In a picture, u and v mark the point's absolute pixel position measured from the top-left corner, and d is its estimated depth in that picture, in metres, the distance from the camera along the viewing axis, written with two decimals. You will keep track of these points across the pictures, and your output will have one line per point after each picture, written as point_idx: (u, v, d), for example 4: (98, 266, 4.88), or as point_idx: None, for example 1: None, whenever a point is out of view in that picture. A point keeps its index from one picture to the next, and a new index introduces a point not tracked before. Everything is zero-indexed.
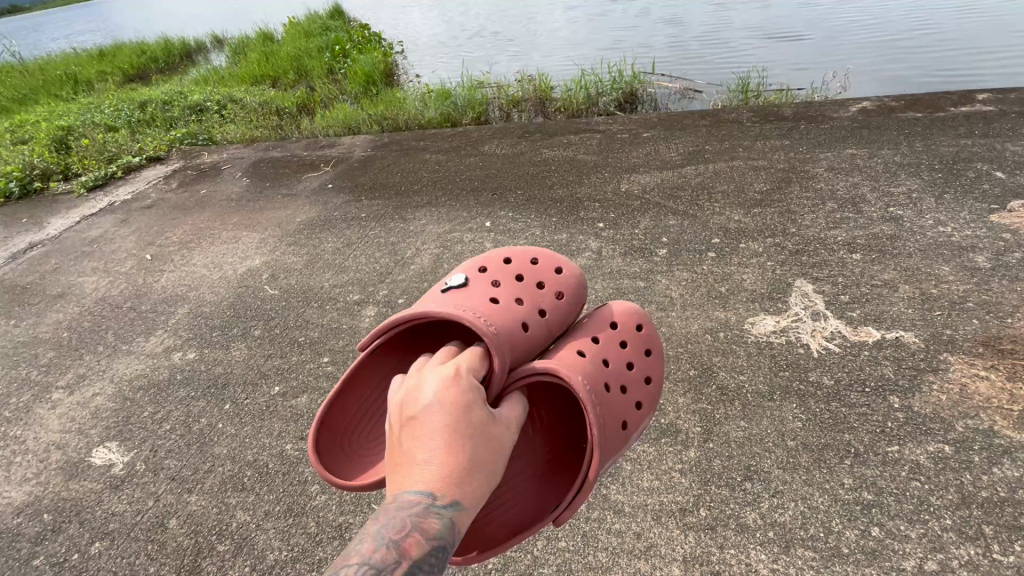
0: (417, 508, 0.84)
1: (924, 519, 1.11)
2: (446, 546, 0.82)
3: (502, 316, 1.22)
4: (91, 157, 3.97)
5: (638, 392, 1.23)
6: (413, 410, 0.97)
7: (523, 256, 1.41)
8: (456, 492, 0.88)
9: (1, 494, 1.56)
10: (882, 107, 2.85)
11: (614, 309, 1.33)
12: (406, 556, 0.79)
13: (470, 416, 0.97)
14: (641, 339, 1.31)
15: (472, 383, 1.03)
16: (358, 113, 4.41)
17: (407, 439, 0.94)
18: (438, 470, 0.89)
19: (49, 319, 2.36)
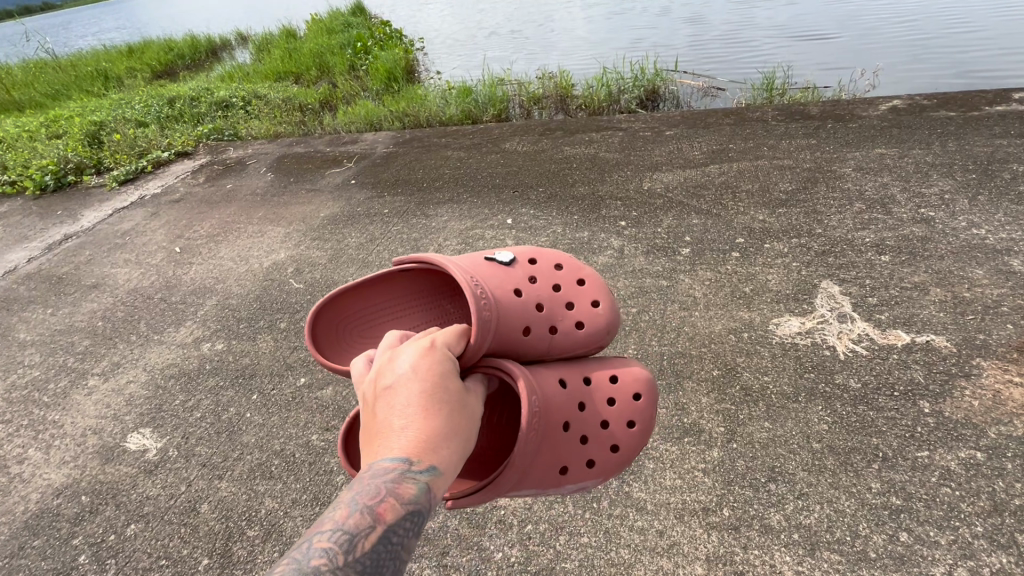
0: (393, 475, 0.86)
1: (954, 525, 1.10)
2: (422, 510, 0.85)
3: (514, 312, 1.24)
4: (122, 151, 4.08)
5: (599, 453, 1.19)
6: (388, 380, 0.99)
7: (574, 271, 1.39)
8: (432, 457, 0.90)
9: (41, 476, 1.63)
10: (913, 105, 2.79)
11: (631, 373, 1.26)
12: (381, 522, 0.82)
13: (444, 385, 0.99)
14: (634, 410, 1.23)
15: (445, 356, 1.06)
16: (380, 110, 4.45)
17: (382, 409, 0.97)
18: (414, 437, 0.91)
19: (84, 309, 2.44)
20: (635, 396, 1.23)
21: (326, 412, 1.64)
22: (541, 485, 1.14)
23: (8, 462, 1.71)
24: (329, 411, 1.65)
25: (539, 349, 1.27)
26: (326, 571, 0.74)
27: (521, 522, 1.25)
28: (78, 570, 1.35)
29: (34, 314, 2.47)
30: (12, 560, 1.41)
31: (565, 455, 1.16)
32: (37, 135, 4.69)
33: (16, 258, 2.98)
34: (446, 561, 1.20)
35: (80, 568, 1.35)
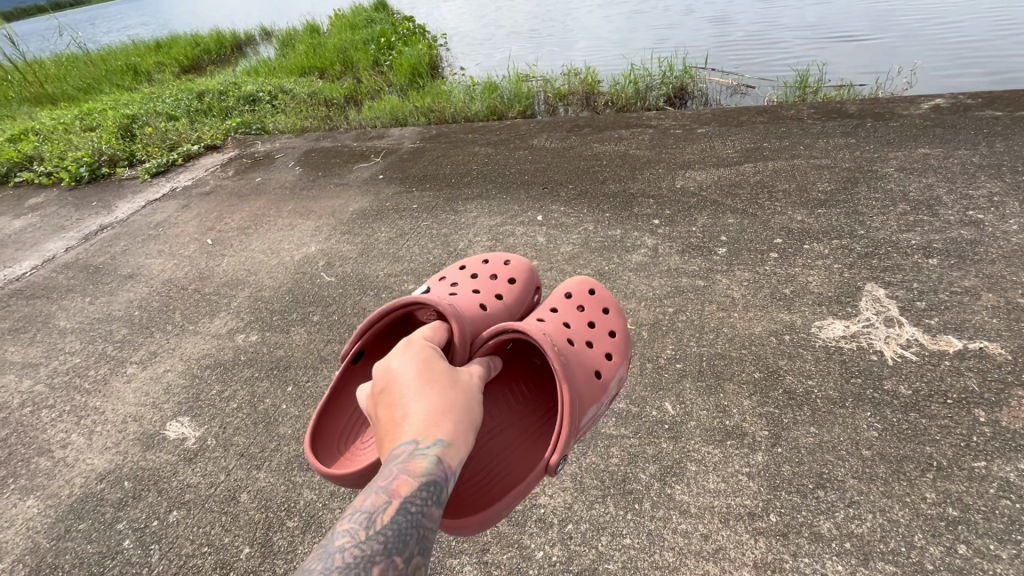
0: (404, 456, 0.95)
1: (1016, 539, 1.06)
2: (436, 479, 0.92)
3: (463, 300, 1.56)
4: (153, 144, 4.15)
5: (605, 346, 1.48)
6: (384, 383, 1.13)
7: (477, 263, 1.80)
8: (436, 432, 1.01)
9: (85, 461, 1.66)
10: (957, 104, 2.70)
11: (569, 286, 1.64)
12: (397, 495, 0.88)
13: (432, 373, 1.14)
14: (595, 303, 1.59)
15: (429, 350, 1.22)
16: (404, 105, 4.46)
17: (386, 408, 1.08)
18: (420, 423, 1.02)
19: (121, 298, 2.49)
20: (588, 292, 1.61)
21: None
22: (595, 394, 1.34)
23: (52, 446, 1.74)
24: None
25: (502, 314, 1.60)
26: (350, 545, 0.80)
27: (561, 521, 1.24)
28: (123, 554, 1.37)
29: (73, 302, 2.53)
30: (59, 543, 1.44)
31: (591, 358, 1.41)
32: (71, 127, 4.80)
33: (54, 248, 3.05)
34: (486, 558, 1.20)
35: (124, 552, 1.37)
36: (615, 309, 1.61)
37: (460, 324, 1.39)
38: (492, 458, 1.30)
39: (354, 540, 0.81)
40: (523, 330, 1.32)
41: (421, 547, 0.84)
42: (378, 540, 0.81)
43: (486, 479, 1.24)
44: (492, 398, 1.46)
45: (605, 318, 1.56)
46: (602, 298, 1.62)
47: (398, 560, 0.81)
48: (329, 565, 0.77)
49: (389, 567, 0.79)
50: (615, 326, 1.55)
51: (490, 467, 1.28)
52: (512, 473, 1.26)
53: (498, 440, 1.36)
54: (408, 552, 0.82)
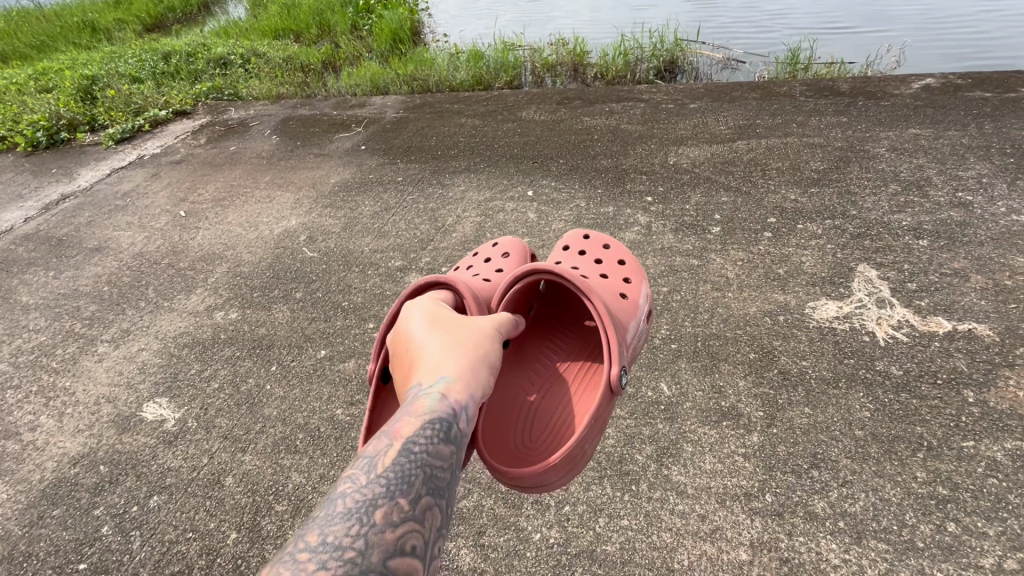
0: (410, 404, 0.93)
1: (1002, 517, 1.09)
2: (442, 419, 0.89)
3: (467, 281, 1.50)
4: (117, 109, 3.91)
5: (620, 274, 1.49)
6: (395, 345, 1.10)
7: (469, 257, 1.73)
8: (442, 375, 0.98)
9: (56, 445, 1.58)
10: (947, 84, 2.70)
11: (563, 241, 1.64)
12: (399, 437, 0.85)
13: (440, 322, 1.11)
14: (594, 244, 1.60)
15: (436, 303, 1.18)
16: (386, 72, 4.27)
17: (397, 368, 1.06)
18: (427, 371, 0.99)
19: (88, 273, 2.36)
20: (584, 238, 1.62)
21: (349, 385, 1.61)
22: (629, 311, 1.37)
23: (19, 429, 1.66)
24: (352, 384, 1.61)
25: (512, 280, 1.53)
26: (354, 489, 0.78)
27: (559, 503, 1.23)
28: (101, 540, 1.31)
29: (35, 276, 2.38)
30: (32, 529, 1.37)
31: (611, 283, 1.44)
32: (26, 88, 4.47)
33: (11, 217, 2.86)
34: (483, 540, 1.19)
35: (103, 539, 1.32)
36: (615, 243, 1.61)
37: (466, 285, 1.30)
38: (551, 412, 1.29)
39: (357, 486, 0.79)
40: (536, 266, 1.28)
41: (429, 487, 0.81)
42: (380, 482, 0.79)
43: (554, 434, 1.24)
44: (529, 360, 1.41)
45: (610, 253, 1.57)
46: (599, 238, 1.63)
47: (403, 500, 0.78)
48: (330, 513, 0.75)
49: (393, 508, 0.76)
50: (623, 255, 1.56)
51: (549, 423, 1.27)
52: (572, 425, 1.25)
53: (550, 395, 1.33)
54: (414, 492, 0.79)
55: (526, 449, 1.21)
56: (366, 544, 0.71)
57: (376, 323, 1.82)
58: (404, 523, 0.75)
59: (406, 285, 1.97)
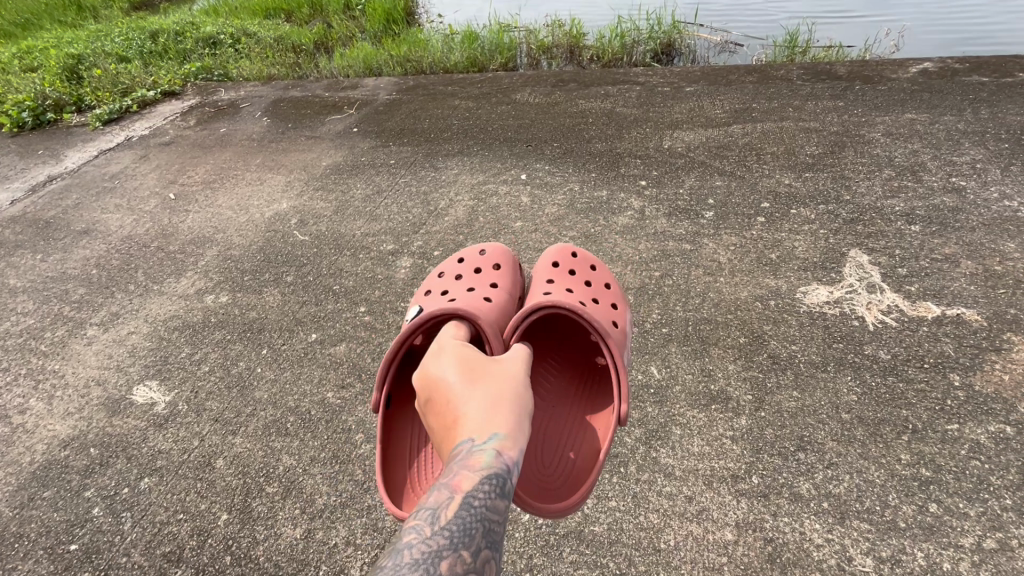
0: (462, 455, 0.92)
1: (983, 498, 1.10)
2: (497, 473, 0.89)
3: (464, 300, 1.42)
4: (104, 89, 3.83)
5: (610, 298, 1.48)
6: (430, 391, 1.08)
7: (452, 263, 1.64)
8: (490, 425, 0.97)
9: (46, 428, 1.58)
10: (945, 68, 2.68)
11: (550, 257, 1.59)
12: (458, 491, 0.85)
13: (474, 369, 1.10)
14: (581, 263, 1.56)
15: (462, 346, 1.18)
16: (379, 53, 4.20)
17: (436, 416, 1.05)
18: (473, 419, 0.98)
19: (76, 256, 2.33)
20: (573, 256, 1.58)
21: (340, 369, 1.60)
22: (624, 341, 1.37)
23: (9, 412, 1.65)
24: (343, 367, 1.61)
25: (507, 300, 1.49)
26: (418, 542, 0.79)
27: None
28: (92, 522, 1.32)
29: (23, 259, 2.36)
30: (23, 511, 1.38)
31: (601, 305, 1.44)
32: (10, 67, 4.37)
33: None
34: None
35: (94, 520, 1.32)
36: (600, 263, 1.60)
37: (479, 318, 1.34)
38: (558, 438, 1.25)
39: (421, 538, 0.79)
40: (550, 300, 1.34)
41: (488, 540, 0.82)
42: (444, 535, 0.79)
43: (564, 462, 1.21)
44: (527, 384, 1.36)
45: (596, 274, 1.55)
46: (585, 257, 1.60)
47: (465, 553, 0.78)
48: (396, 564, 0.75)
49: (457, 563, 0.77)
50: (607, 278, 1.56)
51: (559, 449, 1.23)
52: (584, 451, 1.22)
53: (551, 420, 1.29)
54: (475, 545, 0.80)
55: (541, 475, 1.17)
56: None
57: (368, 307, 1.81)
58: None
59: (398, 269, 1.96)
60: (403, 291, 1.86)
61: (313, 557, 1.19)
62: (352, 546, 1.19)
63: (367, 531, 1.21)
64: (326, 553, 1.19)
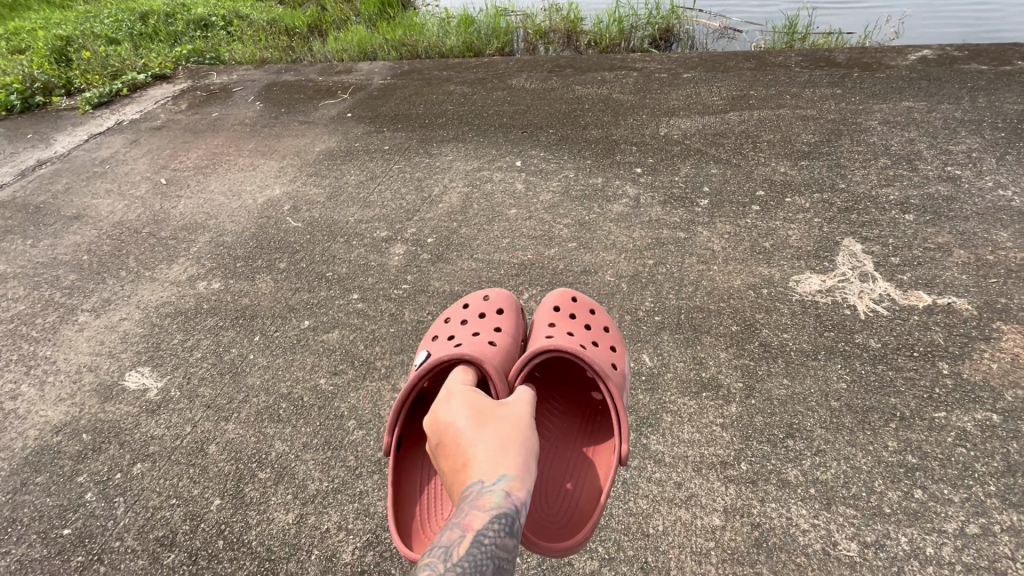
0: (473, 495, 0.93)
1: (968, 484, 1.12)
2: (507, 512, 0.90)
3: (469, 347, 1.36)
4: (93, 71, 3.77)
5: (610, 338, 1.40)
6: (439, 434, 1.08)
7: (458, 307, 1.56)
8: (500, 467, 0.98)
9: (38, 413, 1.58)
10: (944, 56, 2.65)
11: (550, 299, 1.50)
12: (471, 528, 0.87)
13: (482, 412, 1.10)
14: (581, 306, 1.47)
15: (472, 391, 1.17)
16: (374, 36, 4.13)
17: (446, 458, 1.05)
18: (483, 459, 0.99)
19: (67, 242, 2.31)
20: (571, 297, 1.49)
21: (333, 355, 1.60)
22: (625, 383, 1.30)
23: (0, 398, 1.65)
24: (336, 354, 1.61)
25: (513, 347, 1.43)
26: None
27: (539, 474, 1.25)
28: (85, 507, 1.32)
29: (13, 245, 2.33)
30: (16, 496, 1.38)
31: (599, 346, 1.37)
32: None
33: None
34: None
35: (87, 505, 1.33)
36: (599, 307, 1.52)
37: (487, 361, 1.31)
38: (560, 480, 1.21)
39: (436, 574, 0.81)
40: (549, 345, 1.30)
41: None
42: (458, 571, 0.81)
43: (566, 505, 1.16)
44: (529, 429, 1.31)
45: (596, 316, 1.46)
46: (586, 300, 1.51)
47: None
48: None
49: None
50: (607, 319, 1.47)
51: (560, 490, 1.19)
52: (586, 492, 1.17)
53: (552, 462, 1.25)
54: None
55: (541, 518, 1.13)
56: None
57: (361, 294, 1.80)
58: None
59: (392, 256, 1.94)
60: (397, 278, 1.85)
61: (305, 541, 1.19)
62: (344, 532, 1.20)
63: (359, 516, 1.22)
64: (318, 537, 1.20)
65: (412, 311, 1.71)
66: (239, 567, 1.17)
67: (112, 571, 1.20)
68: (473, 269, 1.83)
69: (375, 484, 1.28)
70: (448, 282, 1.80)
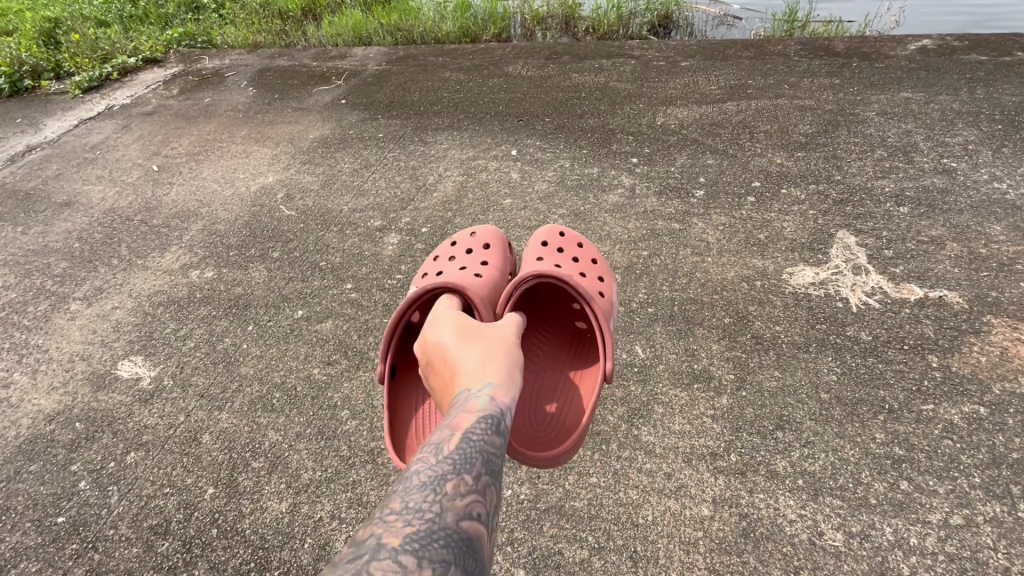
0: (461, 403, 1.01)
1: (953, 476, 1.13)
2: (492, 414, 0.98)
3: (456, 277, 1.44)
4: (83, 54, 3.70)
5: (596, 272, 1.50)
6: (431, 357, 1.18)
7: (448, 244, 1.63)
8: (486, 379, 1.06)
9: (30, 402, 1.58)
10: (944, 46, 2.63)
11: (540, 234, 1.59)
12: (459, 428, 0.95)
13: (469, 331, 1.20)
14: (569, 241, 1.58)
15: (461, 316, 1.25)
16: (369, 20, 4.06)
17: (438, 377, 1.14)
18: (470, 374, 1.08)
19: (58, 228, 2.29)
20: (559, 233, 1.59)
21: (327, 345, 1.60)
22: (610, 309, 1.39)
23: None
24: (330, 344, 1.61)
25: (501, 279, 1.51)
26: (425, 468, 0.88)
27: None
28: (79, 496, 1.33)
29: (3, 231, 2.31)
30: (10, 484, 1.38)
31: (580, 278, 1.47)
32: None
33: None
34: None
35: (81, 493, 1.33)
36: (588, 241, 1.61)
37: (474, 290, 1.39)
38: (549, 400, 1.33)
39: (427, 465, 0.88)
40: (534, 271, 1.37)
41: (488, 467, 0.90)
42: (447, 461, 0.88)
43: (555, 421, 1.27)
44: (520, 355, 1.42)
45: (583, 250, 1.56)
46: (574, 236, 1.60)
47: (468, 476, 0.87)
48: (407, 485, 0.84)
49: (461, 482, 0.85)
50: (595, 253, 1.57)
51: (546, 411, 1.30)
52: (569, 411, 1.29)
53: (542, 385, 1.36)
54: (476, 470, 0.88)
55: (528, 434, 1.25)
56: (442, 510, 0.81)
57: (354, 284, 1.80)
58: (471, 494, 0.84)
59: (385, 246, 1.94)
60: (390, 268, 1.84)
61: (298, 529, 1.20)
62: (337, 520, 1.21)
63: (352, 505, 1.23)
64: (311, 526, 1.21)
65: (406, 300, 1.71)
66: (233, 555, 1.18)
67: (106, 559, 1.21)
68: None
69: (368, 473, 1.29)
70: None
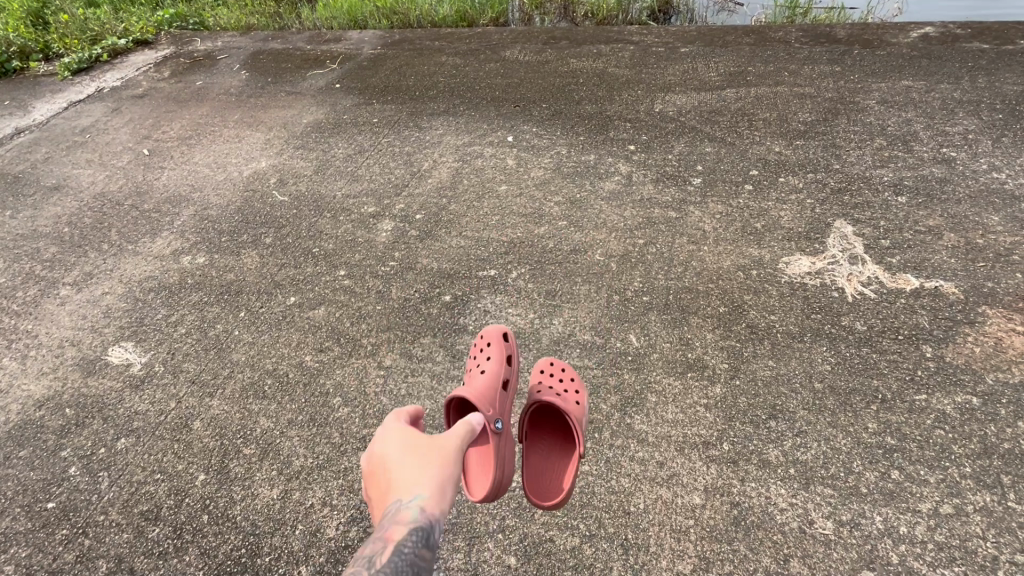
0: (396, 517, 0.95)
1: (944, 466, 1.13)
2: (426, 530, 0.94)
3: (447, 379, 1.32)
4: (72, 35, 3.63)
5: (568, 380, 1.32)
6: (369, 463, 1.08)
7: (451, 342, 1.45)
8: (423, 488, 1.00)
9: (20, 387, 1.56)
10: (946, 34, 2.60)
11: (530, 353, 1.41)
12: (392, 542, 0.90)
13: (418, 440, 1.08)
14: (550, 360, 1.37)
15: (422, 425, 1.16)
16: (364, 2, 3.99)
17: (372, 487, 1.05)
18: (410, 482, 1.01)
19: (47, 213, 2.25)
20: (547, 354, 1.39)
21: (319, 332, 1.59)
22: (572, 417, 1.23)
23: None
24: (322, 331, 1.60)
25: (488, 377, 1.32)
26: None
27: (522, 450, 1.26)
28: (69, 481, 1.32)
29: None
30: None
31: (560, 380, 1.29)
32: None
33: None
34: None
35: (71, 479, 1.33)
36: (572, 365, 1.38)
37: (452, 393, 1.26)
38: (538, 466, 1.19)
39: None
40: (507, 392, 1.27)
41: None
42: None
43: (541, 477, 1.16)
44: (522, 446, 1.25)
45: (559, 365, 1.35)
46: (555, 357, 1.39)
47: None
48: None
49: None
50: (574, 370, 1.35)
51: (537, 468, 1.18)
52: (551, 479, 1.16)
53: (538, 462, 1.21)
54: None
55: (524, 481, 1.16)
56: None
57: (347, 271, 1.78)
58: None
59: (379, 232, 1.91)
60: (384, 255, 1.82)
61: (289, 516, 1.20)
62: (328, 507, 1.21)
63: (343, 492, 1.23)
64: (302, 513, 1.20)
65: (399, 288, 1.69)
66: (224, 541, 1.18)
67: (96, 545, 1.20)
68: (461, 246, 1.81)
69: (360, 461, 1.28)
70: (436, 259, 1.78)
